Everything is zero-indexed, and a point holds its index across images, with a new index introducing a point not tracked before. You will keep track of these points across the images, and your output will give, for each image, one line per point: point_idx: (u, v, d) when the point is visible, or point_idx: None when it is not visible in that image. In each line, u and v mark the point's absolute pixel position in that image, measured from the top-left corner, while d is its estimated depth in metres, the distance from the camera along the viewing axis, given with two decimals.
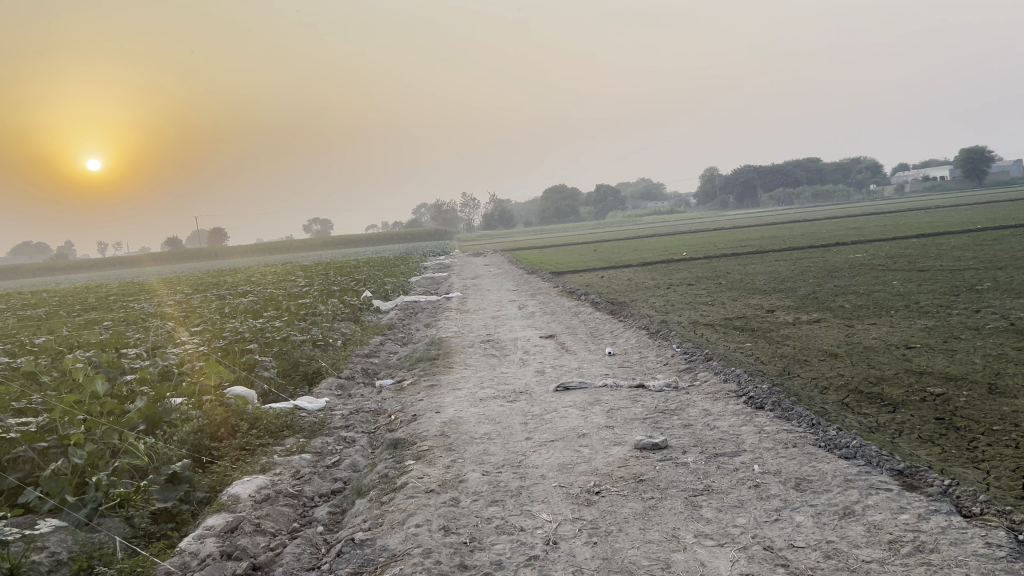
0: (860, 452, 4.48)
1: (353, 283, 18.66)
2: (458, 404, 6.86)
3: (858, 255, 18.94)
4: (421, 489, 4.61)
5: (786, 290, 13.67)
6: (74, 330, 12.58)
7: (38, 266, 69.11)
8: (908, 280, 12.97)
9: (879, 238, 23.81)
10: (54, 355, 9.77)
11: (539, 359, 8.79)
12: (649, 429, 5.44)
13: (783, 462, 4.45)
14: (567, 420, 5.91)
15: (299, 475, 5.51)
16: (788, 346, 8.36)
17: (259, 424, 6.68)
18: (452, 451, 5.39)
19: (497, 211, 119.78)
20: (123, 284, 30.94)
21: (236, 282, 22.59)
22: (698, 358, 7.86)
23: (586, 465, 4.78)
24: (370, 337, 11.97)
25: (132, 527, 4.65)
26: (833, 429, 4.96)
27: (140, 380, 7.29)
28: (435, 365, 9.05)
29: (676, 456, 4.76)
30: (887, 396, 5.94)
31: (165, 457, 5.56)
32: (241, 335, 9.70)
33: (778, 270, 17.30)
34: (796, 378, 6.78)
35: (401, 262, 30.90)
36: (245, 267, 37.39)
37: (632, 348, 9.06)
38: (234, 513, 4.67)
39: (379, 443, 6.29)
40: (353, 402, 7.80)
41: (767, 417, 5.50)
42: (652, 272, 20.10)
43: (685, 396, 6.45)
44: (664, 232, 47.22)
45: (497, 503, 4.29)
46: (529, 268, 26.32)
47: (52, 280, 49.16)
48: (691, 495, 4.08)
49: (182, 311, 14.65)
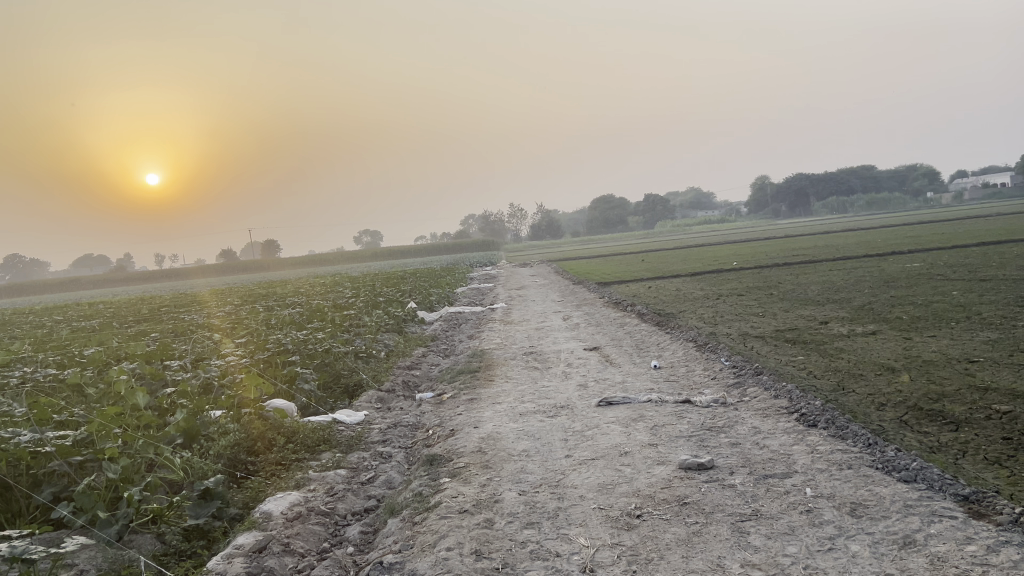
0: (920, 474, 4.18)
1: (398, 295, 18.64)
2: (498, 419, 6.68)
3: (916, 264, 18.27)
4: (454, 509, 4.44)
5: (840, 300, 13.21)
6: (124, 342, 12.73)
7: (98, 279, 71.09)
8: (969, 291, 12.40)
9: (937, 247, 23.01)
10: (101, 367, 9.84)
11: (582, 372, 8.57)
12: (695, 447, 5.20)
13: (838, 485, 4.17)
14: (609, 437, 5.69)
15: (332, 492, 5.38)
16: (842, 360, 8.01)
17: (296, 438, 6.59)
18: (489, 469, 5.21)
19: (544, 222, 119.50)
20: (175, 295, 31.57)
21: (284, 294, 22.77)
22: (748, 372, 7.57)
23: (627, 486, 4.56)
24: (413, 348, 11.88)
25: (163, 544, 4.58)
26: (891, 450, 4.66)
27: (181, 393, 7.26)
28: (476, 378, 8.88)
29: (722, 477, 4.52)
30: (950, 414, 5.59)
31: (201, 471, 5.50)
32: (284, 347, 9.67)
33: (831, 280, 16.77)
34: (851, 393, 6.46)
35: (447, 273, 30.94)
36: (294, 279, 37.86)
37: (679, 362, 8.76)
38: (264, 532, 4.55)
39: (415, 459, 6.15)
40: (392, 416, 7.68)
41: (820, 435, 5.22)
42: (701, 282, 19.72)
43: (733, 412, 6.18)
44: (713, 242, 46.43)
45: (532, 525, 4.10)
46: (576, 279, 26.06)
47: (109, 292, 50.38)
48: (738, 520, 3.84)
49: (229, 323, 14.75)
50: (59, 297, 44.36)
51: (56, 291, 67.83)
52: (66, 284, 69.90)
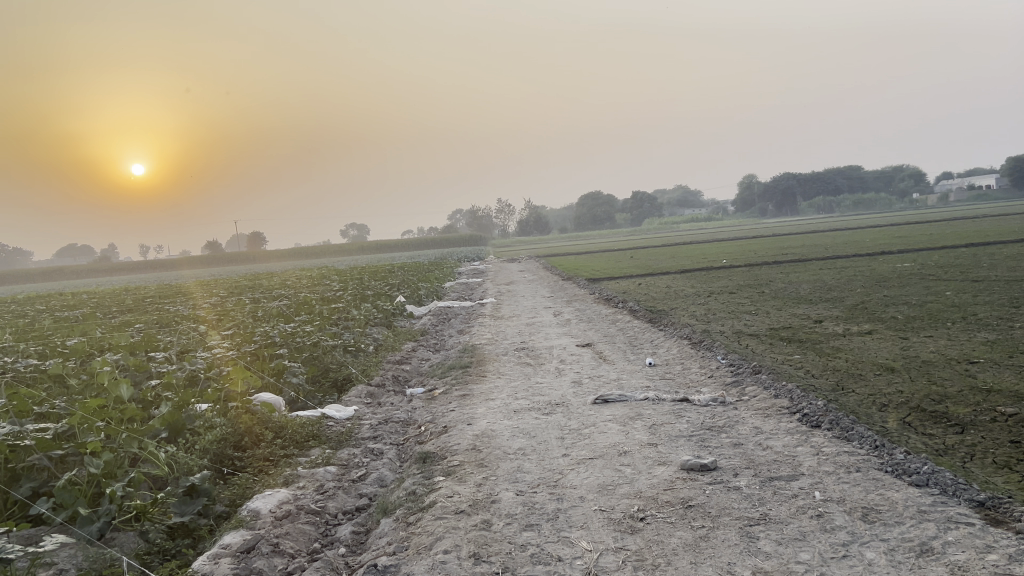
0: (932, 478, 4.06)
1: (387, 288, 18.44)
2: (491, 416, 6.54)
3: (906, 264, 18.29)
4: (450, 510, 4.29)
5: (832, 299, 13.14)
6: (106, 332, 12.47)
7: (82, 269, 70.35)
8: (962, 291, 12.36)
9: (927, 247, 23.00)
10: (84, 358, 9.62)
11: (576, 369, 8.43)
12: (696, 447, 5.07)
13: (847, 489, 4.05)
14: (607, 436, 5.55)
15: (322, 490, 5.22)
16: (840, 359, 7.90)
17: (284, 433, 6.42)
18: (484, 468, 5.06)
19: (532, 217, 119.22)
20: (159, 286, 31.26)
21: (271, 286, 22.53)
22: (745, 371, 7.46)
23: (628, 487, 4.43)
24: (402, 343, 11.72)
25: (146, 543, 4.40)
26: (900, 452, 4.54)
27: (165, 386, 7.07)
28: (468, 374, 8.74)
29: (726, 479, 4.39)
30: (954, 416, 5.49)
31: (186, 467, 5.33)
32: (271, 339, 9.48)
33: (823, 279, 16.69)
34: (852, 394, 6.36)
35: (435, 267, 30.75)
36: (279, 271, 37.58)
37: (674, 360, 8.63)
38: (252, 531, 4.39)
39: (407, 456, 5.99)
40: (382, 411, 7.51)
41: (824, 436, 5.10)
42: (691, 279, 19.67)
43: (733, 412, 6.05)
44: (701, 239, 46.37)
45: (531, 528, 3.96)
46: (566, 275, 25.95)
47: (93, 283, 49.86)
48: (746, 524, 3.70)
49: (214, 315, 14.52)
50: (42, 284, 43.78)
51: (37, 281, 67.15)
52: (49, 273, 69.25)
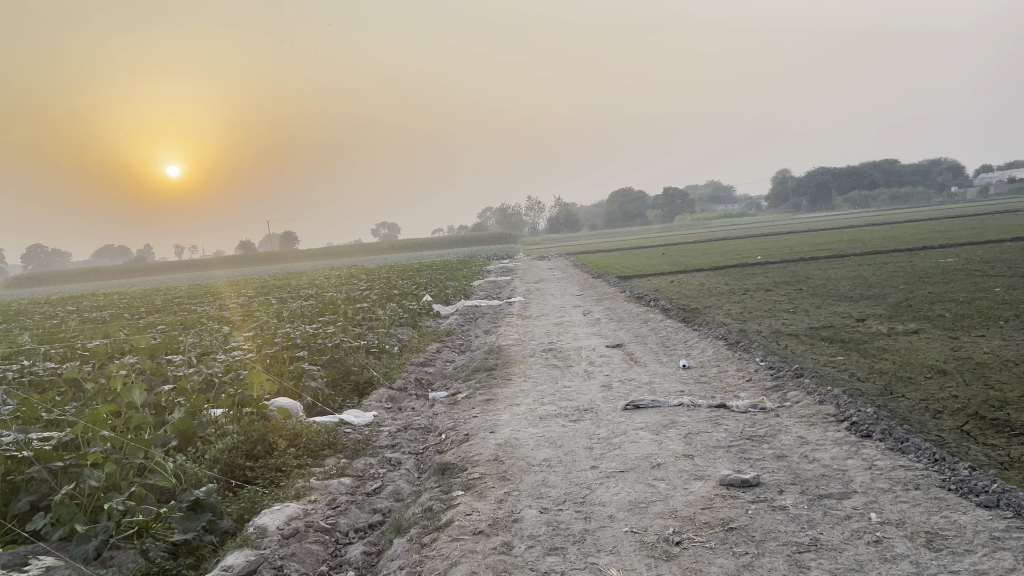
0: (1004, 499, 3.63)
1: (414, 287, 18.11)
2: (516, 423, 6.18)
3: (950, 260, 17.56)
4: (467, 530, 3.95)
5: (876, 297, 12.57)
6: (130, 334, 12.26)
7: (119, 270, 71.04)
8: (1013, 288, 11.76)
9: (972, 241, 22.20)
10: (104, 361, 9.40)
11: (605, 372, 8.05)
12: (736, 460, 4.68)
13: (906, 510, 3.64)
14: (638, 446, 5.18)
15: (334, 504, 4.91)
16: (887, 361, 7.42)
17: (299, 441, 6.14)
18: (506, 481, 4.72)
19: (563, 215, 118.69)
20: (189, 286, 31.25)
21: (299, 286, 22.35)
22: (786, 374, 7.03)
23: (662, 506, 4.05)
24: (427, 344, 11.40)
25: (146, 561, 4.12)
26: (964, 468, 4.11)
27: (179, 391, 6.78)
28: (492, 377, 8.40)
29: (770, 497, 4.00)
30: (1017, 425, 5.03)
31: (195, 477, 5.06)
32: (292, 340, 9.21)
33: (863, 276, 16.08)
34: (902, 399, 5.90)
35: (465, 266, 30.46)
36: (310, 271, 37.50)
37: (710, 362, 8.22)
38: (257, 550, 4.09)
39: (426, 467, 5.67)
40: (403, 417, 7.20)
41: (876, 448, 4.68)
42: (726, 276, 19.17)
43: (774, 419, 5.65)
44: (733, 236, 45.48)
45: (555, 552, 3.60)
46: (597, 272, 25.51)
47: (130, 283, 50.43)
48: (796, 551, 3.32)
49: (240, 316, 14.28)
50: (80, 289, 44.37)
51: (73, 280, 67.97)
52: (86, 274, 70.21)
